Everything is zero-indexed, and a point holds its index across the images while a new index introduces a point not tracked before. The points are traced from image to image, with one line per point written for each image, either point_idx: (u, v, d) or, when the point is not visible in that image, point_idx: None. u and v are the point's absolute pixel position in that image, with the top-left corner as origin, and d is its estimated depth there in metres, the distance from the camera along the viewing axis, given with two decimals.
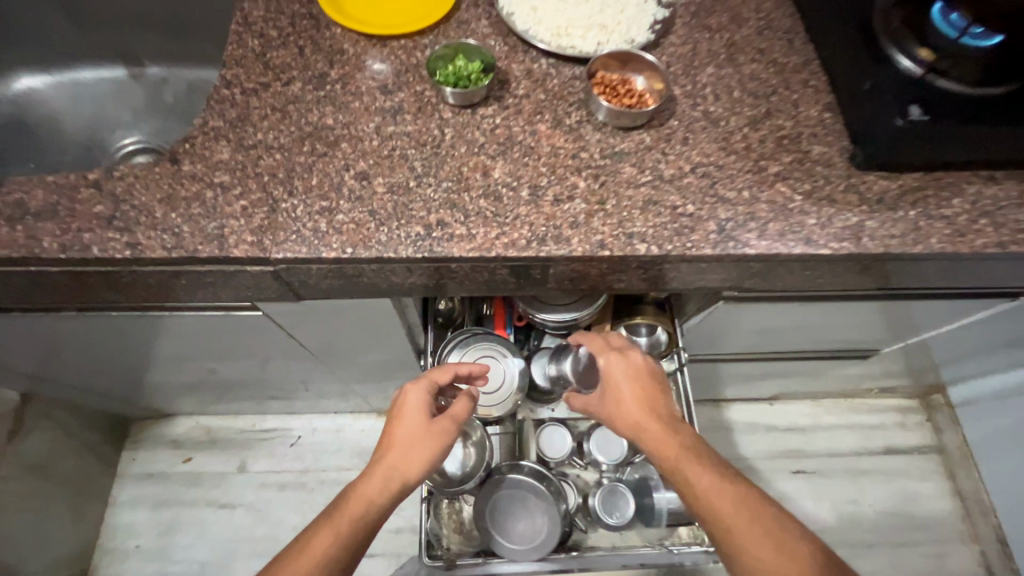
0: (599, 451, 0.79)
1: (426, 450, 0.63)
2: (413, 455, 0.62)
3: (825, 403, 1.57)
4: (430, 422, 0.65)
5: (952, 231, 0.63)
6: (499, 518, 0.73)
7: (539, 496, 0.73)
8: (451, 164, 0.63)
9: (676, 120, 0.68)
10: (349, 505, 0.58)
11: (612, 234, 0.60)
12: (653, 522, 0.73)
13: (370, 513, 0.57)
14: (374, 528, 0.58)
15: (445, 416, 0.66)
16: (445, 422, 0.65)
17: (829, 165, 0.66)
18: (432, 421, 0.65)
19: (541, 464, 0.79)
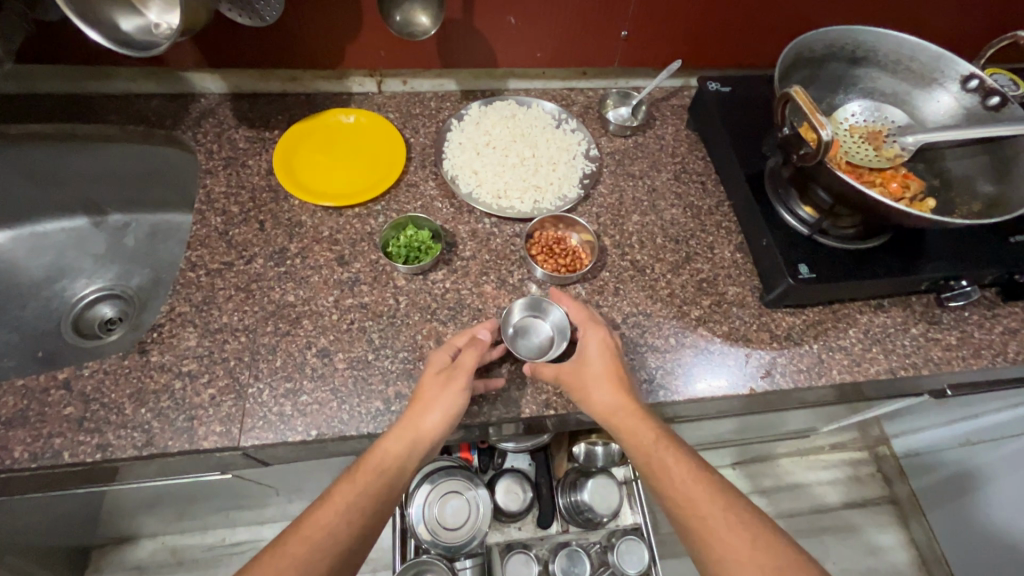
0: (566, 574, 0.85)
1: (439, 400, 0.60)
2: (422, 411, 0.59)
3: (784, 462, 1.65)
4: (449, 374, 0.61)
5: (849, 361, 0.73)
6: None
7: None
8: (406, 333, 0.69)
9: (608, 271, 0.76)
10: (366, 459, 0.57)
11: (555, 391, 0.67)
12: None
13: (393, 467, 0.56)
14: (394, 480, 0.56)
15: (462, 368, 0.62)
16: (455, 374, 0.61)
17: (742, 305, 0.75)
18: (443, 374, 0.62)
19: None
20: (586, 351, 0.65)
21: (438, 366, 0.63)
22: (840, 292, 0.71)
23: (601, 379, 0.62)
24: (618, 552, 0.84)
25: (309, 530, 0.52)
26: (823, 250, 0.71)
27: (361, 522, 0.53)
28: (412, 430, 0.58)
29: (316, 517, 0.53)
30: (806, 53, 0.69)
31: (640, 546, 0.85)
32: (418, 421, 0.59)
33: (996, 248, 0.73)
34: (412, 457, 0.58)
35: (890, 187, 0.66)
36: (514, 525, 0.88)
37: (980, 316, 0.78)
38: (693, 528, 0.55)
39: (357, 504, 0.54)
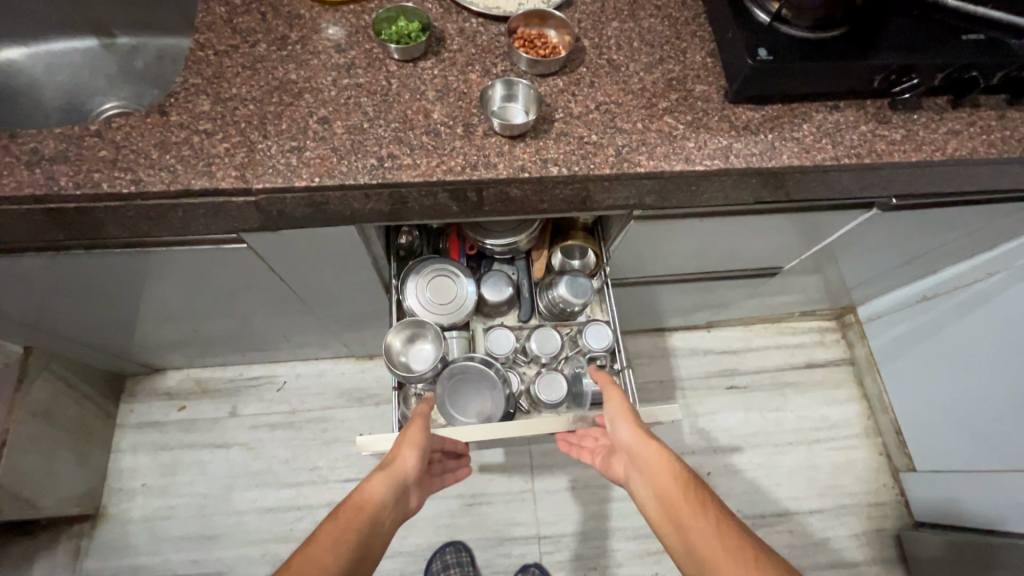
0: (539, 347, 0.96)
1: (398, 443, 0.82)
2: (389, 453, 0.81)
3: (756, 328, 1.78)
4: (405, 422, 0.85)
5: (800, 148, 0.80)
6: (458, 400, 0.92)
7: (491, 383, 0.92)
8: (398, 108, 0.76)
9: (585, 68, 0.82)
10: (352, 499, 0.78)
11: (531, 159, 0.75)
12: (582, 403, 0.94)
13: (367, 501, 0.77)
14: (370, 514, 0.76)
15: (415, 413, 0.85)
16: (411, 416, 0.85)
17: (707, 100, 0.82)
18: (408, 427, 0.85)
19: (490, 359, 0.95)
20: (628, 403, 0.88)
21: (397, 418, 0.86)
22: (795, 78, 0.77)
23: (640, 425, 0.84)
24: (586, 332, 0.96)
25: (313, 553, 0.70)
26: (784, 39, 0.76)
27: (348, 549, 0.71)
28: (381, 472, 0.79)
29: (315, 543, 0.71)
30: None
31: (606, 328, 0.97)
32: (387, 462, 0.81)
33: (947, 44, 0.78)
34: (388, 490, 0.79)
35: None
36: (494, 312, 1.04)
37: (928, 118, 0.84)
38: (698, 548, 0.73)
39: (345, 532, 0.73)
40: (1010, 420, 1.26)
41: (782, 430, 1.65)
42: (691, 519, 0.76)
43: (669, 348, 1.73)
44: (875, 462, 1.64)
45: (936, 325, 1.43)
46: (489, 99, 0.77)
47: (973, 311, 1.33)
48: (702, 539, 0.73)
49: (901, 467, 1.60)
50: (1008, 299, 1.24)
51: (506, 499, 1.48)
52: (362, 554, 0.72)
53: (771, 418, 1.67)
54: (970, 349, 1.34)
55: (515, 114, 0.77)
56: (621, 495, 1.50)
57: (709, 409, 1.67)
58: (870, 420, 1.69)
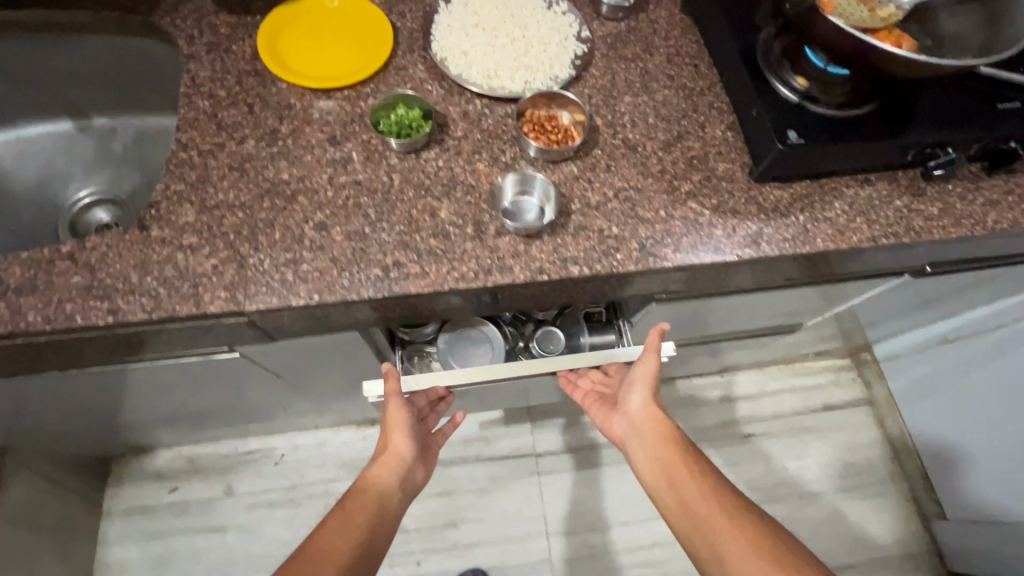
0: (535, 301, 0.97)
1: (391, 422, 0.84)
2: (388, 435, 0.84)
3: (770, 371, 1.72)
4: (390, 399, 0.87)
5: (834, 230, 0.75)
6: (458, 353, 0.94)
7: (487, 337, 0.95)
8: (401, 208, 0.70)
9: (599, 150, 0.77)
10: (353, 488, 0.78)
11: (548, 259, 0.69)
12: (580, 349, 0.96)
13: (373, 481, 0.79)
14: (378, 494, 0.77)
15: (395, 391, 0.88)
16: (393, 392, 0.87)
17: (731, 180, 0.77)
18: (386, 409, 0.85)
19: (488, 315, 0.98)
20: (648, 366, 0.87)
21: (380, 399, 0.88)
22: (827, 158, 0.72)
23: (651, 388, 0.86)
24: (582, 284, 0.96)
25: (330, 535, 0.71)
26: (812, 117, 0.72)
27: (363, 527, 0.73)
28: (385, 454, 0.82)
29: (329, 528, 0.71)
30: None
31: None
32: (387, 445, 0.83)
33: (984, 115, 0.74)
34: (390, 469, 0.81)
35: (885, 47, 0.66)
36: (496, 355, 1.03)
37: (962, 189, 0.79)
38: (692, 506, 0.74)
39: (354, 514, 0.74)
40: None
41: (804, 479, 1.59)
42: (686, 477, 0.77)
43: (682, 396, 1.67)
44: (902, 509, 1.57)
45: (962, 369, 1.37)
46: (501, 193, 0.72)
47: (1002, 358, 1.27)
48: (702, 502, 0.74)
49: (930, 514, 1.54)
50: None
51: (522, 573, 1.39)
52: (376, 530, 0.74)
53: (792, 467, 1.61)
54: (1001, 397, 1.29)
55: (529, 210, 0.72)
56: (643, 561, 1.42)
57: (728, 459, 1.60)
58: (895, 463, 1.63)
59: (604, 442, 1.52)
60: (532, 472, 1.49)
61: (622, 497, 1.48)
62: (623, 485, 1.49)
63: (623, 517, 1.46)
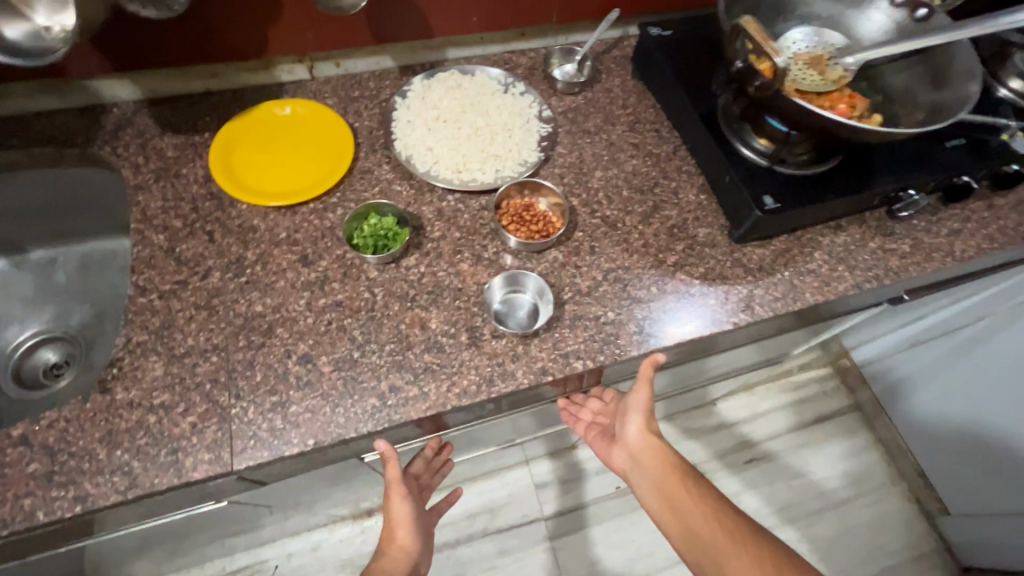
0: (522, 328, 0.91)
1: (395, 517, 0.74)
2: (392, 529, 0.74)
3: (758, 390, 1.74)
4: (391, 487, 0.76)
5: (819, 282, 0.76)
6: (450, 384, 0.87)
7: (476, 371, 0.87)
8: (389, 325, 0.66)
9: (580, 231, 0.76)
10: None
11: (550, 357, 0.66)
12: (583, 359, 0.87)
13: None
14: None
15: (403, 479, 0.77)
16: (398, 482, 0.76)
17: (714, 245, 0.77)
18: (387, 498, 0.75)
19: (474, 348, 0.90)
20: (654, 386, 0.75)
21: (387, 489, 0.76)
22: (803, 216, 0.74)
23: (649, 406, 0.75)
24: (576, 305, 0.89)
25: None
26: (782, 180, 0.73)
27: None
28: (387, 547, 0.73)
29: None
30: None
31: None
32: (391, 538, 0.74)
33: (935, 155, 0.77)
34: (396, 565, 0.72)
35: (839, 108, 0.68)
36: (498, 436, 0.99)
37: (926, 222, 0.82)
38: (698, 532, 0.66)
39: None
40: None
41: (810, 496, 1.60)
42: (689, 502, 0.68)
43: (680, 431, 1.66)
44: (906, 510, 1.60)
45: (948, 366, 1.39)
46: (491, 296, 0.69)
47: (987, 351, 1.29)
48: (705, 525, 0.66)
49: (934, 511, 1.57)
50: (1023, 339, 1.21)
51: None
52: None
53: (797, 485, 1.61)
54: (992, 390, 1.30)
55: (523, 308, 0.71)
56: None
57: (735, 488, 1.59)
58: (892, 465, 1.66)
59: (609, 494, 1.45)
60: (544, 538, 1.39)
61: (638, 548, 1.40)
62: (638, 534, 1.41)
63: (643, 568, 1.38)
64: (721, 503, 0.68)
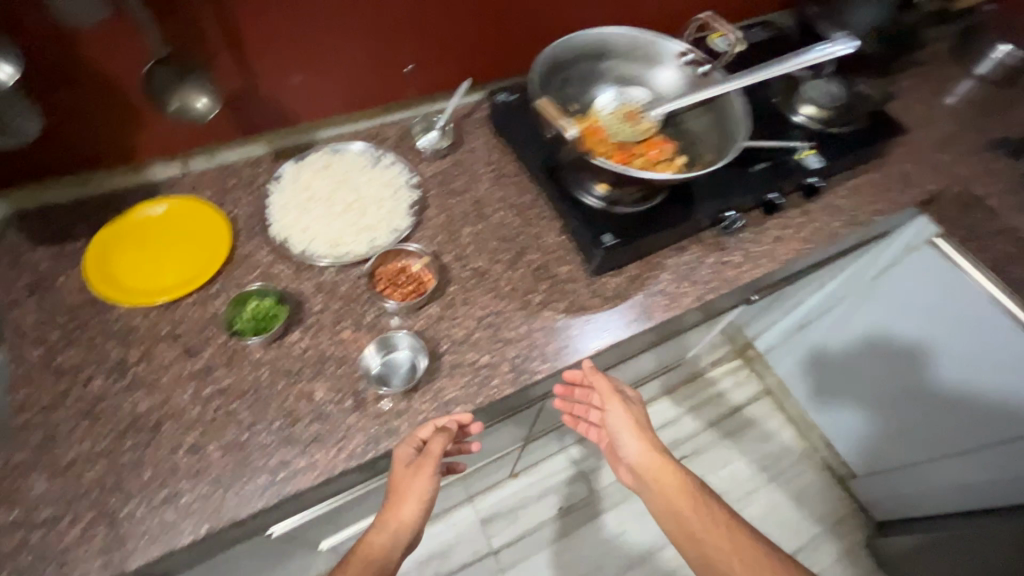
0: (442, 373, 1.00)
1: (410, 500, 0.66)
2: (399, 506, 0.67)
3: (679, 391, 1.87)
4: (411, 465, 0.67)
5: (667, 299, 0.86)
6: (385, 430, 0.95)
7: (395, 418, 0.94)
8: (275, 402, 0.70)
9: (453, 286, 0.83)
10: (353, 557, 0.66)
11: (431, 407, 0.72)
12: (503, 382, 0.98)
13: (373, 561, 0.65)
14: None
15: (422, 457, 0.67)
16: (421, 465, 0.67)
17: (574, 280, 0.87)
18: (406, 475, 0.67)
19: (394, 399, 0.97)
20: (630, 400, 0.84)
21: (404, 460, 0.67)
22: (641, 246, 0.85)
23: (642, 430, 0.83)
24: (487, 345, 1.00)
25: None
26: (619, 218, 0.84)
27: None
28: (391, 527, 0.66)
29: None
30: (555, 61, 0.82)
31: None
32: (397, 516, 0.66)
33: (744, 179, 0.92)
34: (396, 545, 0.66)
35: (650, 154, 0.81)
36: None
37: (753, 233, 0.96)
38: (716, 559, 0.74)
39: None
40: (936, 431, 1.33)
41: (738, 482, 1.72)
42: (704, 532, 0.76)
43: None
44: (821, 479, 1.75)
45: (853, 349, 1.44)
46: (368, 364, 0.74)
47: (883, 335, 1.35)
48: (724, 554, 0.74)
49: (845, 476, 1.72)
50: (911, 323, 1.27)
51: None
52: None
53: (724, 474, 1.73)
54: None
55: (402, 363, 0.75)
56: None
57: None
58: (804, 440, 1.81)
59: None
60: None
61: None
62: None
63: None
64: (732, 529, 0.76)
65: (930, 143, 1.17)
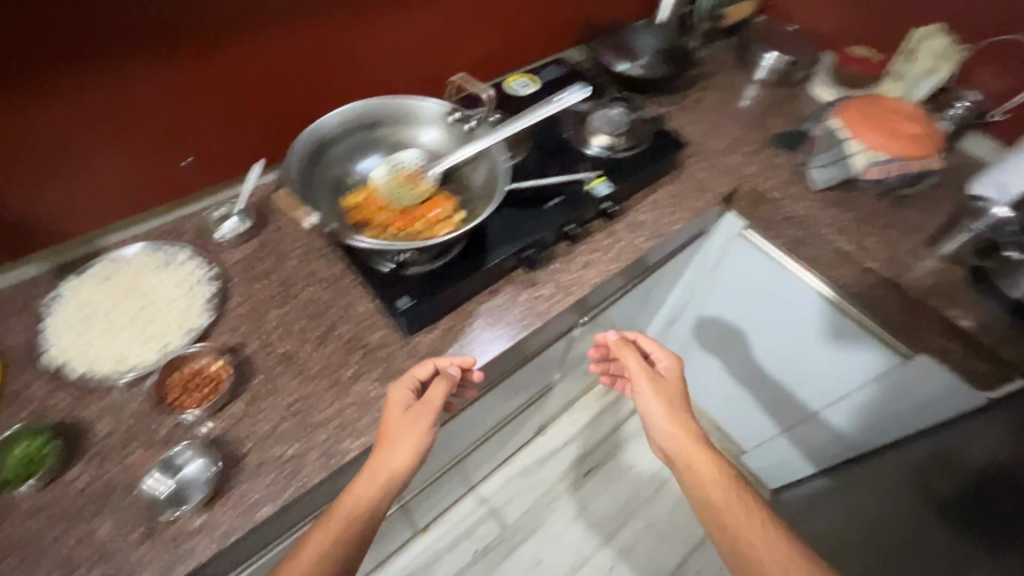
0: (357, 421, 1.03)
1: (400, 443, 0.73)
2: (387, 453, 0.73)
3: (578, 405, 1.94)
4: (408, 409, 0.76)
5: (482, 346, 0.88)
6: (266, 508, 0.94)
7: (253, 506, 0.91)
8: (51, 552, 0.65)
9: (258, 377, 0.81)
10: (338, 511, 0.70)
11: (233, 515, 0.69)
12: None
13: (359, 510, 0.70)
14: (361, 524, 0.69)
15: (423, 402, 0.77)
16: (422, 407, 0.76)
17: (387, 346, 0.87)
18: (406, 416, 0.76)
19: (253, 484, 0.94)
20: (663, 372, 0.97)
21: (402, 402, 0.77)
22: (444, 301, 0.88)
23: (675, 403, 0.93)
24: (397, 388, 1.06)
25: None
26: (415, 279, 0.88)
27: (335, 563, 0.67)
28: (382, 472, 0.72)
29: (297, 563, 0.67)
30: (322, 141, 0.84)
31: None
32: (387, 461, 0.73)
33: (539, 217, 0.98)
34: (383, 494, 0.72)
35: (432, 213, 0.84)
36: None
37: (563, 263, 1.01)
38: (742, 540, 0.80)
39: (327, 550, 0.67)
40: (786, 398, 1.48)
41: (644, 482, 1.79)
42: (734, 516, 0.82)
43: (519, 470, 1.78)
44: None
45: (713, 337, 1.60)
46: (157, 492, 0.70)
47: (731, 325, 1.51)
48: (754, 535, 0.79)
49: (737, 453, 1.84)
50: (743, 309, 1.44)
51: None
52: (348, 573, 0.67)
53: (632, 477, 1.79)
54: (831, 345, 1.26)
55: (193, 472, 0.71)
56: None
57: (580, 503, 1.73)
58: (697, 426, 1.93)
59: None
60: None
61: None
62: None
63: None
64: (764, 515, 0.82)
65: (719, 148, 1.30)
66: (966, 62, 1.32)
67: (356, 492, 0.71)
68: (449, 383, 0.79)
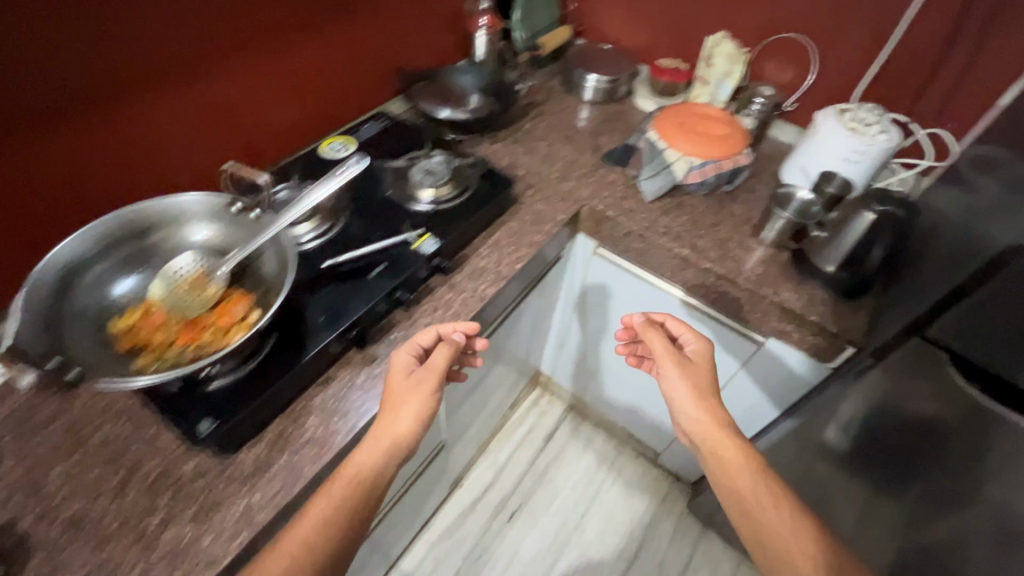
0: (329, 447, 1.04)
1: (408, 404, 0.79)
2: (394, 417, 0.79)
3: (493, 446, 1.90)
4: (414, 376, 0.82)
5: (316, 446, 0.80)
6: None
7: None
8: None
9: (36, 556, 0.68)
10: (343, 474, 0.75)
11: None
12: None
13: (364, 473, 0.75)
14: (366, 484, 0.75)
15: (427, 369, 0.83)
16: (422, 376, 0.82)
17: (203, 475, 0.76)
18: (416, 378, 0.82)
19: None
20: (695, 357, 1.00)
21: (404, 370, 0.83)
22: (259, 411, 0.79)
23: (703, 393, 0.96)
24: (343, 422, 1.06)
25: (298, 538, 0.69)
26: (219, 394, 0.78)
27: (341, 523, 0.71)
28: (388, 437, 0.77)
29: (297, 530, 0.70)
30: (78, 264, 0.75)
31: None
32: (393, 425, 0.78)
33: (363, 290, 0.93)
34: (388, 459, 0.77)
35: (223, 320, 0.75)
36: None
37: (404, 330, 0.95)
38: (761, 520, 0.86)
39: (332, 514, 0.71)
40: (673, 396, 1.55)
41: (570, 509, 1.77)
42: (756, 500, 0.87)
43: (442, 531, 1.71)
44: (637, 468, 1.89)
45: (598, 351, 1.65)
46: None
47: (609, 338, 1.56)
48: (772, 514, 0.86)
49: (653, 456, 1.87)
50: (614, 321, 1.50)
51: None
52: (349, 533, 0.72)
53: (556, 507, 1.78)
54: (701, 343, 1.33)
55: None
56: None
57: (508, 549, 1.68)
58: (612, 438, 1.95)
59: None
60: None
61: None
62: None
63: None
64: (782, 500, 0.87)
65: (555, 175, 1.31)
66: (755, 61, 1.44)
67: (358, 460, 0.76)
68: (453, 350, 0.85)
